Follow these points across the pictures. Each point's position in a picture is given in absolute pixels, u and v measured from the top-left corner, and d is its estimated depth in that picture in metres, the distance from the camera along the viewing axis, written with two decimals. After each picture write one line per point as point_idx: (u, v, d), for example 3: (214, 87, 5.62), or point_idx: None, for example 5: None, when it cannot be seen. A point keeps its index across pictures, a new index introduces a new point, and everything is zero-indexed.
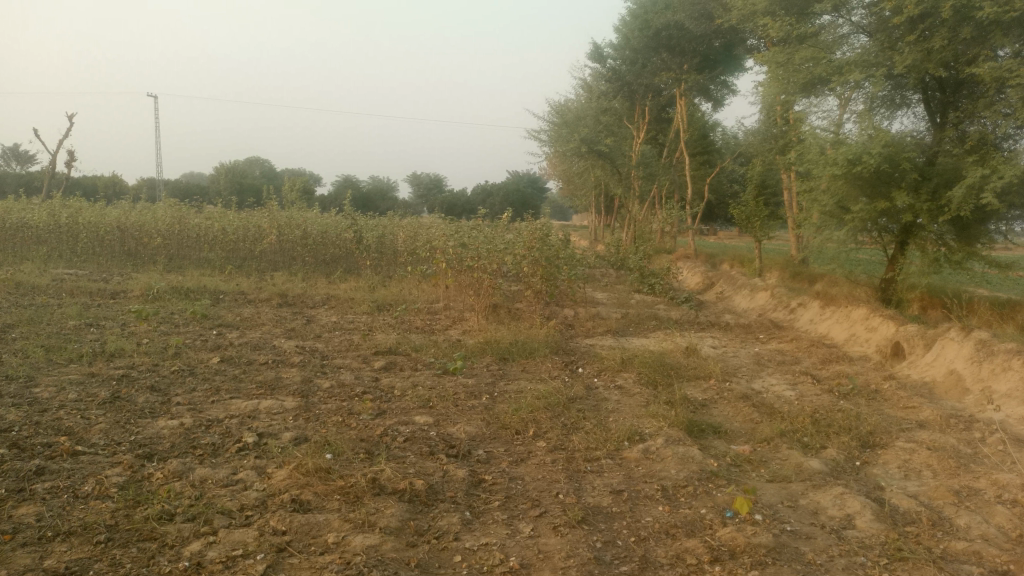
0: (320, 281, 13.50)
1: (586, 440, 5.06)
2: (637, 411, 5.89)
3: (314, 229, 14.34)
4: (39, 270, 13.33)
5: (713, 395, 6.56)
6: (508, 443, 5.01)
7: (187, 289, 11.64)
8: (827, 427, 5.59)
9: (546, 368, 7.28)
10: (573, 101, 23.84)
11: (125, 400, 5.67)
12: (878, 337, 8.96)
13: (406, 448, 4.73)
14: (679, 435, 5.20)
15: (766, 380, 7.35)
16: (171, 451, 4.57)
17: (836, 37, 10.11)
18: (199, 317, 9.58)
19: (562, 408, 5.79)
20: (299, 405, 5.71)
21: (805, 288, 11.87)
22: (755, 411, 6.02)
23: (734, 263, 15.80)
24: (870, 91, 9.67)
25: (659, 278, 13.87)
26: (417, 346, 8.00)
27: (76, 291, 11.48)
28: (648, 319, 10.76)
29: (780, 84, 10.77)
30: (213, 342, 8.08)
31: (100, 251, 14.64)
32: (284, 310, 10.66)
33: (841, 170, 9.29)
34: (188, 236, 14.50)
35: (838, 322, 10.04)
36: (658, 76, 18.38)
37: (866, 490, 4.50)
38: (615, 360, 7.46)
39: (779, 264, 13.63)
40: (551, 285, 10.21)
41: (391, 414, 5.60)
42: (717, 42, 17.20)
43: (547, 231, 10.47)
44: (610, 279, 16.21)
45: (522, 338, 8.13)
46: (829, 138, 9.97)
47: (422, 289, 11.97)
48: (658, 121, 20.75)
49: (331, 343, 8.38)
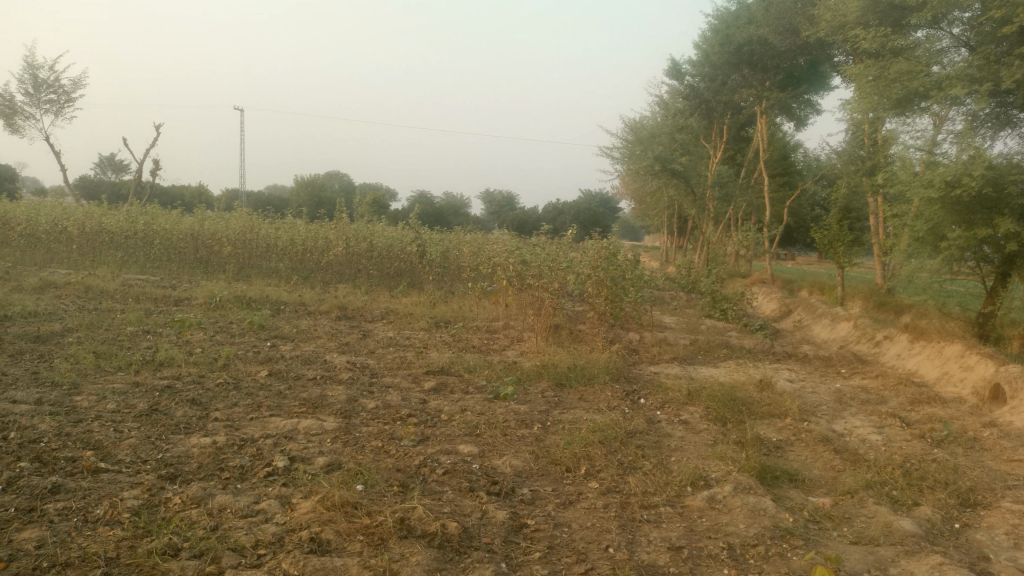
0: (382, 295, 13.31)
1: (644, 483, 4.58)
2: (702, 451, 5.36)
3: (381, 242, 14.19)
4: (111, 275, 13.57)
5: (789, 436, 5.95)
6: (556, 481, 4.57)
7: (249, 298, 11.58)
8: (920, 480, 4.95)
9: (606, 398, 6.78)
10: (649, 120, 23.32)
11: (162, 413, 5.47)
12: (975, 377, 8.15)
13: (444, 482, 4.33)
14: (750, 482, 4.65)
15: (849, 421, 6.67)
16: (196, 472, 4.30)
17: (934, 50, 9.37)
18: (255, 328, 9.45)
19: (618, 444, 5.31)
20: (339, 427, 5.39)
21: (891, 320, 11.03)
22: (837, 457, 5.40)
23: (813, 290, 14.96)
24: (974, 109, 8.94)
25: (732, 304, 13.17)
26: (471, 367, 7.63)
27: (141, 297, 11.58)
28: (718, 347, 10.13)
29: (870, 100, 10.04)
30: (265, 354, 7.88)
31: (172, 258, 14.85)
32: (342, 323, 10.46)
33: (938, 192, 8.58)
34: (256, 246, 14.56)
35: (929, 359, 9.20)
36: (738, 94, 17.73)
37: (969, 560, 3.87)
38: (681, 392, 6.91)
39: (862, 293, 12.78)
40: (615, 307, 9.76)
41: (434, 441, 5.22)
42: (801, 59, 16.43)
43: (615, 250, 10.01)
44: (680, 302, 15.57)
45: (582, 362, 7.68)
46: (922, 158, 9.26)
47: (482, 306, 11.62)
48: (737, 141, 20.04)
49: (383, 360, 8.08)
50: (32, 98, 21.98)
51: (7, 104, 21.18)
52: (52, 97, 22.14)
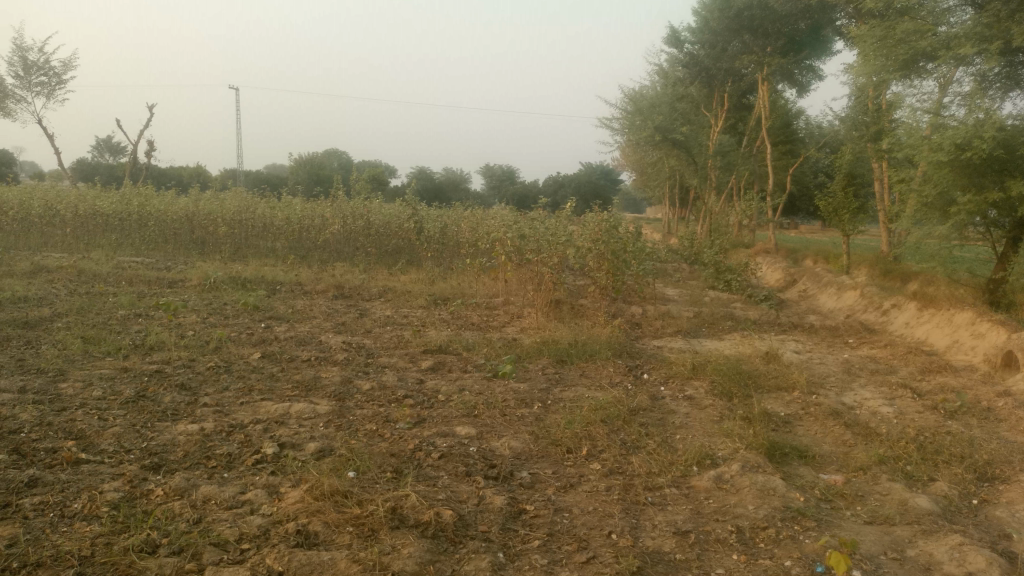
0: (380, 273, 13.10)
1: (648, 463, 4.40)
2: (708, 427, 5.18)
3: (378, 219, 13.97)
4: (105, 258, 13.37)
5: (797, 411, 5.77)
6: (557, 464, 4.39)
7: (245, 279, 11.38)
8: (936, 454, 4.77)
9: (608, 374, 6.60)
10: (648, 89, 22.94)
11: (149, 399, 5.28)
12: (986, 345, 7.96)
13: (440, 467, 4.15)
14: (759, 460, 4.48)
15: (859, 394, 6.48)
16: (181, 461, 4.12)
17: (941, 9, 9.06)
18: (250, 309, 9.26)
19: (621, 422, 5.12)
20: (332, 410, 5.21)
21: (898, 288, 10.81)
22: (848, 432, 5.23)
23: (818, 259, 14.72)
24: (984, 69, 8.65)
25: (736, 275, 12.94)
26: (469, 345, 7.44)
27: (135, 280, 11.39)
28: (723, 319, 9.93)
29: (873, 63, 9.75)
30: (259, 335, 7.70)
31: (168, 240, 14.64)
32: (339, 303, 10.26)
33: (948, 156, 8.32)
34: (252, 226, 14.34)
35: (938, 327, 8.99)
36: (738, 61, 17.37)
37: (990, 539, 3.70)
38: (685, 367, 6.72)
39: (868, 261, 12.55)
40: (617, 281, 9.57)
41: (431, 423, 5.05)
42: (803, 24, 16.02)
43: (616, 222, 9.79)
44: (683, 274, 15.34)
45: (583, 338, 7.49)
46: (930, 122, 8.99)
47: (482, 282, 11.40)
48: (738, 109, 19.68)
49: (380, 339, 7.91)
50: (23, 81, 21.65)
51: None
52: (43, 80, 21.81)
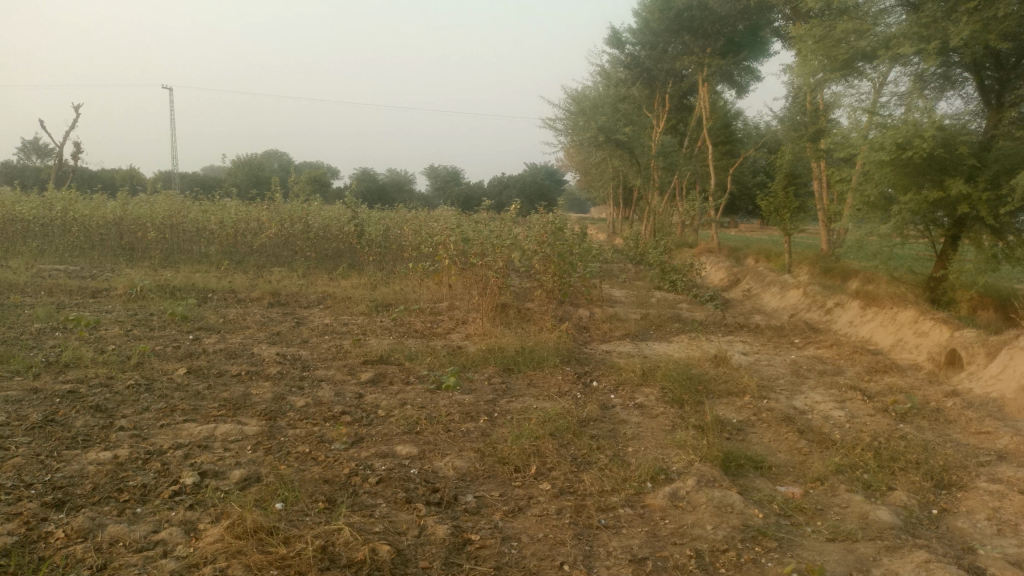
0: (319, 278, 12.65)
1: (600, 480, 4.17)
2: (661, 438, 4.99)
3: (317, 222, 13.50)
4: (24, 266, 12.60)
5: (750, 417, 5.62)
6: (504, 485, 4.11)
7: (174, 286, 10.83)
8: (893, 461, 4.66)
9: (556, 382, 6.35)
10: (591, 89, 22.88)
11: (58, 424, 4.83)
12: (930, 343, 7.98)
13: (378, 493, 3.83)
14: (715, 474, 4.28)
15: (809, 396, 6.37)
16: (90, 497, 3.72)
17: (878, 9, 9.06)
18: (178, 319, 8.75)
19: (571, 435, 4.88)
20: (262, 431, 4.85)
21: (841, 286, 10.86)
22: (802, 439, 5.08)
23: (760, 258, 14.80)
24: (921, 68, 8.68)
25: (682, 275, 12.88)
26: (411, 354, 7.12)
27: (54, 289, 10.72)
28: (671, 321, 9.79)
29: (813, 64, 9.77)
30: (186, 349, 7.23)
31: (94, 246, 13.90)
32: (274, 311, 9.82)
33: (889, 155, 8.30)
34: (183, 231, 13.74)
35: (882, 325, 9.01)
36: (680, 61, 17.39)
37: (954, 554, 3.56)
38: (634, 373, 6.52)
39: (810, 260, 12.60)
40: (564, 284, 9.45)
41: (370, 442, 4.74)
42: (742, 25, 16.08)
43: (561, 224, 9.65)
44: (629, 274, 15.25)
45: (530, 345, 7.23)
46: (869, 121, 9.02)
47: (425, 287, 11.07)
48: (680, 109, 19.73)
49: (317, 349, 7.52)
50: None
51: None
52: None
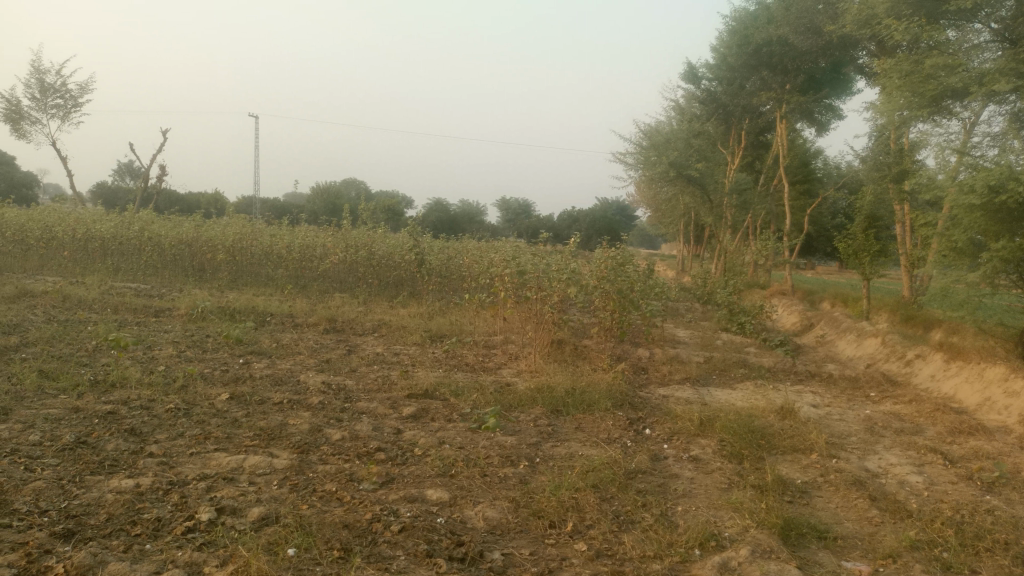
0: (379, 306, 12.59)
1: (643, 543, 3.80)
2: (714, 497, 4.58)
3: (381, 249, 13.48)
4: (98, 283, 12.96)
5: (816, 477, 5.15)
6: (537, 541, 3.79)
7: (234, 309, 10.90)
8: (979, 539, 4.13)
9: (606, 428, 6.00)
10: (665, 124, 22.53)
11: (89, 447, 4.75)
12: (1021, 404, 7.31)
13: (398, 543, 3.57)
14: (772, 544, 3.86)
15: (884, 458, 5.83)
16: (101, 528, 3.57)
17: (972, 45, 8.58)
18: (232, 342, 8.74)
19: (615, 489, 4.52)
20: (291, 465, 4.66)
21: (923, 337, 10.16)
22: (873, 507, 4.60)
23: (836, 303, 14.08)
24: (1019, 106, 8.05)
25: (750, 317, 12.31)
26: (458, 390, 6.86)
27: (120, 307, 10.94)
28: (736, 366, 9.28)
29: (899, 100, 9.27)
30: (234, 373, 7.16)
31: (165, 266, 14.22)
32: (328, 337, 9.75)
33: (980, 199, 7.72)
34: (251, 254, 13.93)
35: (967, 382, 8.32)
36: (756, 97, 16.92)
37: None
38: (692, 422, 6.10)
39: (890, 307, 11.88)
40: (624, 322, 9.05)
41: (400, 483, 4.49)
42: (823, 62, 15.45)
43: (624, 259, 9.30)
44: (695, 313, 14.75)
45: (582, 386, 6.89)
46: (956, 161, 8.46)
47: (481, 319, 10.84)
48: (755, 146, 19.20)
49: (365, 379, 7.35)
50: (39, 102, 21.54)
51: (14, 109, 20.72)
52: (58, 102, 21.66)
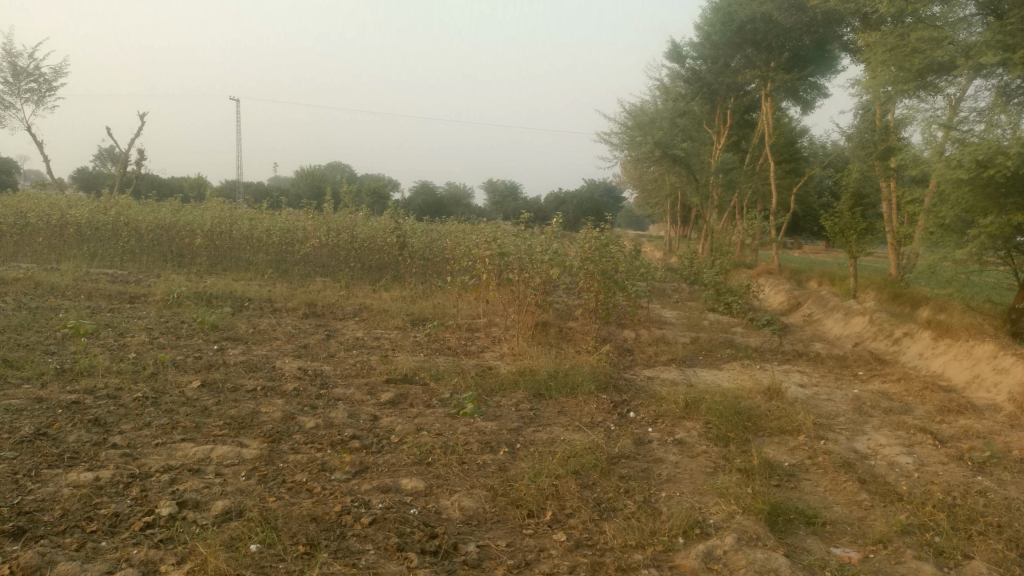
0: (361, 289, 12.37)
1: (624, 533, 3.65)
2: (699, 482, 4.44)
3: (362, 232, 13.21)
4: (72, 270, 12.65)
5: (804, 460, 5.02)
6: (514, 532, 3.63)
7: (211, 294, 10.65)
8: (972, 523, 4.00)
9: (589, 411, 5.84)
10: (650, 103, 22.29)
11: (49, 439, 4.54)
12: (1010, 381, 7.22)
13: (369, 536, 3.40)
14: (759, 531, 3.72)
15: (872, 438, 5.70)
16: (53, 526, 3.37)
17: (957, 18, 8.35)
18: (207, 328, 8.52)
19: (597, 475, 4.37)
20: (261, 455, 4.48)
21: (910, 314, 10.06)
22: (862, 490, 4.47)
23: (823, 281, 13.97)
24: (1006, 80, 7.88)
25: (737, 297, 12.19)
26: (438, 374, 6.69)
27: (94, 293, 10.67)
28: (722, 347, 9.15)
29: (885, 76, 9.12)
30: (207, 360, 6.95)
31: (142, 252, 13.91)
32: (307, 322, 9.54)
33: (968, 173, 7.55)
34: (229, 238, 13.63)
35: (955, 359, 8.23)
36: (741, 75, 16.73)
37: None
38: (677, 405, 5.95)
39: (877, 284, 11.78)
40: (608, 303, 8.90)
41: (374, 473, 4.32)
42: (807, 39, 15.29)
43: (608, 240, 9.12)
44: (682, 294, 14.60)
45: (565, 369, 6.74)
46: (943, 137, 8.30)
47: (464, 302, 10.65)
48: (741, 125, 19.02)
49: (342, 365, 7.15)
50: (12, 87, 21.05)
51: None
52: (32, 86, 21.19)
